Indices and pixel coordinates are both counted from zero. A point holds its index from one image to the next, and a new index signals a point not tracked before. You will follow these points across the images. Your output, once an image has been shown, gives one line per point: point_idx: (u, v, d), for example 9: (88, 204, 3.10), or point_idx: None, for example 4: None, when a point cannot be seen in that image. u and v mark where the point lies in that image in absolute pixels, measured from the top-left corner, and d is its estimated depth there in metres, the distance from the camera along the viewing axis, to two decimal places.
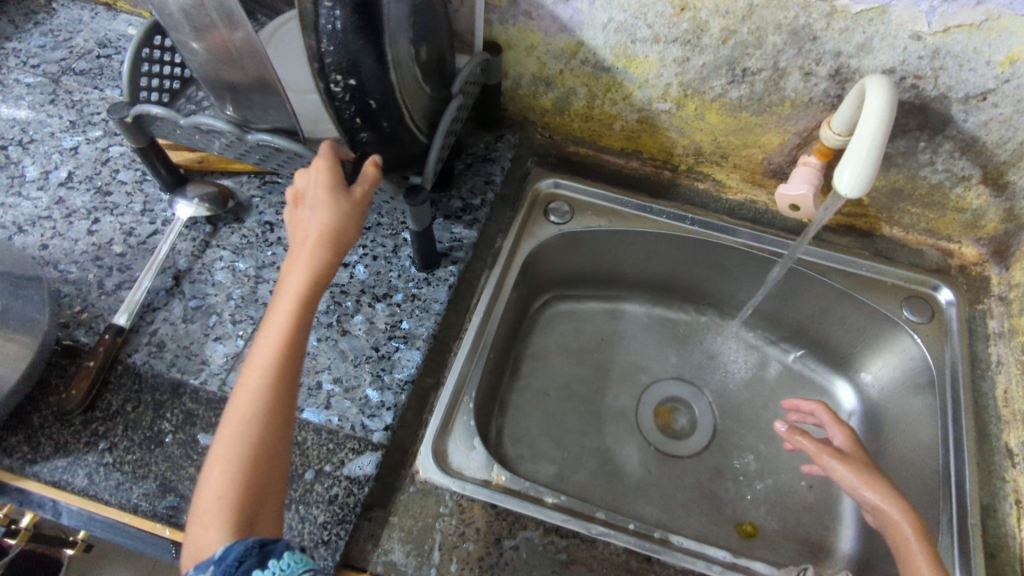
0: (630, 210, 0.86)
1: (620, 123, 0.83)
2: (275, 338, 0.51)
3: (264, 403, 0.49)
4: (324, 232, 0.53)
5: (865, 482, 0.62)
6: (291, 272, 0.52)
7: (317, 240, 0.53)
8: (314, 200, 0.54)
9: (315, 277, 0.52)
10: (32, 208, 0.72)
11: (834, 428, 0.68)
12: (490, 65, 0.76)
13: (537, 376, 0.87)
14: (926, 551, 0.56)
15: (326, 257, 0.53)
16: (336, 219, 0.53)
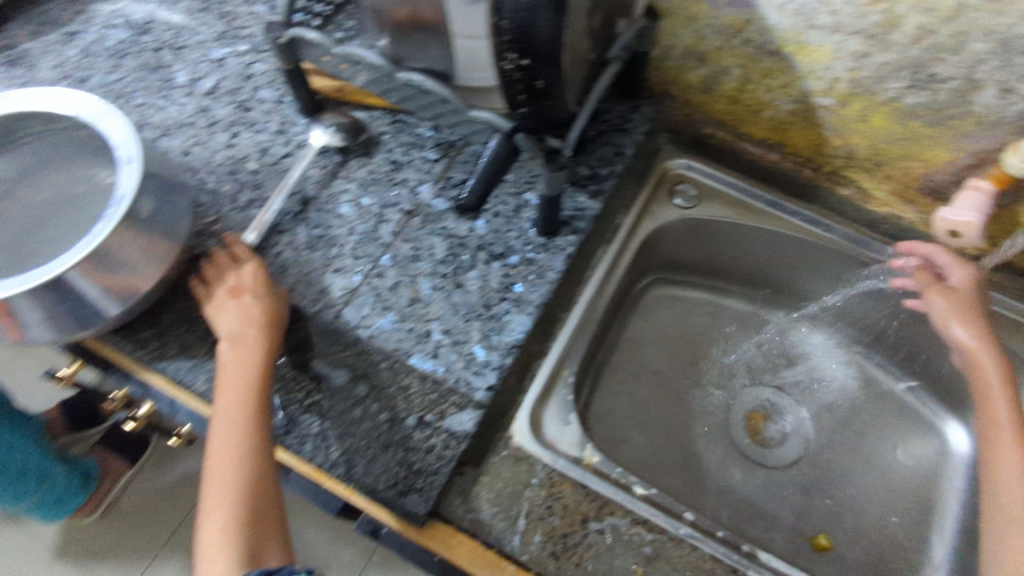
0: (761, 205, 0.82)
1: (769, 112, 0.78)
2: (234, 426, 0.55)
3: (246, 485, 0.54)
4: (263, 318, 0.60)
5: (963, 321, 0.69)
6: (235, 363, 0.58)
7: (247, 324, 0.59)
8: (254, 290, 0.61)
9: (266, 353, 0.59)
10: (178, 113, 0.74)
11: (956, 269, 0.73)
12: (647, 32, 0.71)
13: (631, 358, 0.85)
14: (1008, 404, 0.64)
15: (270, 336, 0.60)
16: (263, 305, 0.61)
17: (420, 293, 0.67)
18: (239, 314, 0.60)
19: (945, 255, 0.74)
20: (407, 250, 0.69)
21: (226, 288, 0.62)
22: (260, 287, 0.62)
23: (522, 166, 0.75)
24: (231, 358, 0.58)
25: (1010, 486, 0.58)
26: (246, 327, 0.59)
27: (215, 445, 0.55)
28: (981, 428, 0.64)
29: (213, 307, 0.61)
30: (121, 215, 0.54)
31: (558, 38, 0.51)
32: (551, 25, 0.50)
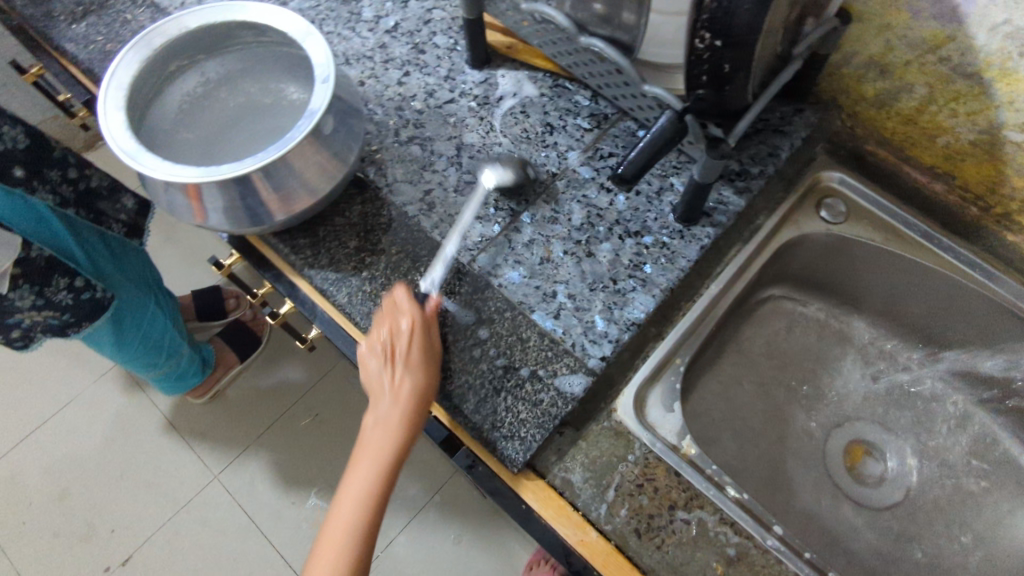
0: (914, 235, 0.77)
1: (947, 139, 0.73)
2: (355, 506, 0.55)
3: (342, 575, 0.53)
4: (410, 398, 0.57)
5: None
6: (377, 437, 0.56)
7: (394, 402, 0.57)
8: (409, 363, 0.58)
9: (401, 437, 0.56)
10: (361, 45, 0.79)
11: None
12: (834, 34, 0.68)
13: (739, 363, 0.83)
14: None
15: (409, 420, 0.57)
16: (418, 380, 0.58)
17: (552, 254, 0.69)
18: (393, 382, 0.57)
19: None
20: (547, 211, 0.71)
21: (384, 350, 0.59)
22: (421, 361, 0.59)
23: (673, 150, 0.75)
24: (370, 431, 0.56)
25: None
26: (393, 404, 0.56)
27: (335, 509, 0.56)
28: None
29: (369, 365, 0.59)
30: (310, 129, 0.58)
31: (758, 21, 0.51)
32: (755, 6, 0.50)
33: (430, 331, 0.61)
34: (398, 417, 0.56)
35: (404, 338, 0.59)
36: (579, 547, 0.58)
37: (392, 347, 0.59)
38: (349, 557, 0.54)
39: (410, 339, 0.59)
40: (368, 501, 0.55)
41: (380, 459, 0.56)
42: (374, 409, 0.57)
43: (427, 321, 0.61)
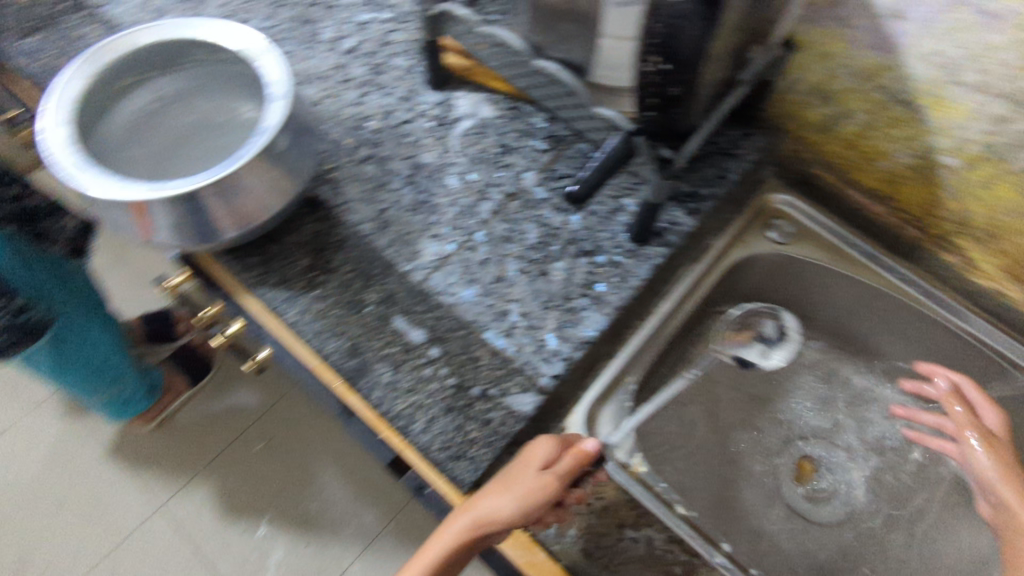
0: (858, 255, 0.80)
1: (887, 162, 0.76)
2: None
3: None
4: (483, 514, 0.53)
5: (989, 455, 0.71)
6: (449, 525, 0.55)
7: (475, 506, 0.54)
8: (509, 482, 0.55)
9: (454, 540, 0.54)
10: (319, 65, 0.80)
11: (987, 410, 0.75)
12: (778, 61, 0.72)
13: (692, 380, 0.84)
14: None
15: (471, 530, 0.54)
16: (505, 508, 0.53)
17: (506, 273, 0.69)
18: (484, 502, 0.54)
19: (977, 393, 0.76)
20: (503, 229, 0.72)
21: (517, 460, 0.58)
22: (527, 489, 0.54)
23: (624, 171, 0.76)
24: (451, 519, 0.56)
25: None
26: (471, 506, 0.54)
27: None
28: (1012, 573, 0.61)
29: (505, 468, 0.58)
30: (262, 146, 0.59)
31: (700, 47, 0.52)
32: (698, 32, 0.51)
33: (553, 482, 0.55)
34: (463, 536, 0.54)
35: (520, 474, 0.55)
36: (526, 568, 0.58)
37: (525, 457, 0.57)
38: None
39: (521, 477, 0.55)
40: None
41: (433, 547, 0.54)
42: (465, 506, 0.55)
43: (557, 473, 0.55)
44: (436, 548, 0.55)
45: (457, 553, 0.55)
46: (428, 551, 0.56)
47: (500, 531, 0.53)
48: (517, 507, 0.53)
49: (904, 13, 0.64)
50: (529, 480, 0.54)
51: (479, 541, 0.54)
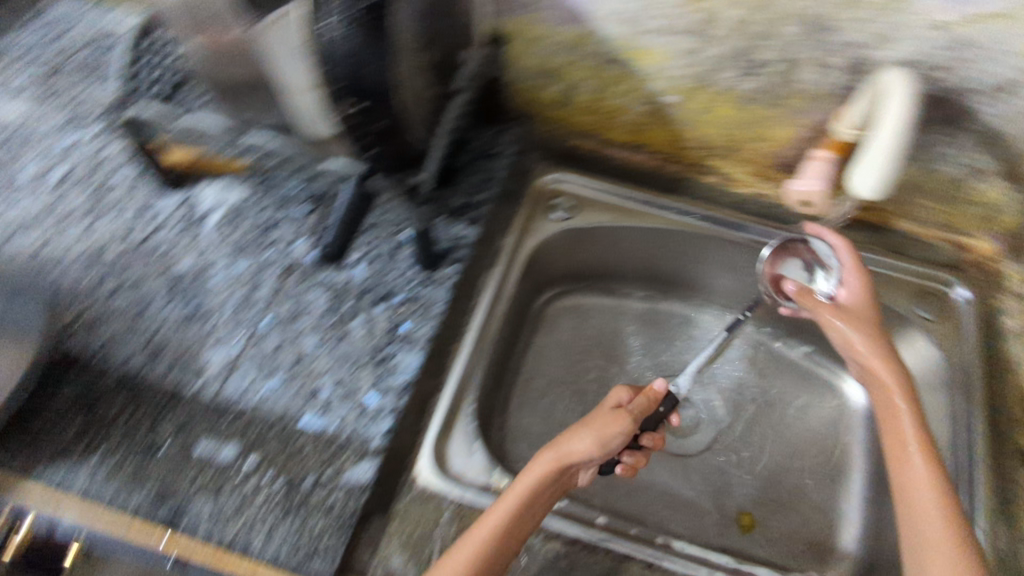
0: (636, 204, 0.85)
1: (627, 116, 0.81)
2: (477, 532, 0.54)
3: None
4: (567, 453, 0.61)
5: (858, 328, 0.66)
6: (534, 469, 0.59)
7: (557, 450, 0.61)
8: (600, 427, 0.64)
9: (539, 481, 0.58)
10: (29, 209, 0.72)
11: (851, 276, 0.69)
12: (493, 58, 0.76)
13: (539, 372, 0.86)
14: (912, 417, 0.61)
15: (563, 465, 0.60)
16: (589, 443, 0.62)
17: (304, 350, 0.66)
18: (568, 442, 0.62)
19: (846, 253, 0.70)
20: (287, 308, 0.68)
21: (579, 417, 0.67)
22: (608, 429, 0.64)
23: (391, 205, 0.75)
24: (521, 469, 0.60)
25: (926, 529, 0.55)
26: (554, 450, 0.61)
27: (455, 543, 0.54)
28: (889, 447, 0.61)
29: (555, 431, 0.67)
30: None
31: (386, 80, 0.51)
32: (377, 67, 0.49)
33: (625, 419, 0.66)
34: (552, 468, 0.60)
35: (603, 418, 0.65)
36: None
37: (591, 414, 0.67)
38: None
39: (619, 420, 0.65)
40: (495, 530, 0.54)
41: (524, 485, 0.58)
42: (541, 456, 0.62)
43: (628, 413, 0.67)
44: (528, 481, 0.58)
45: (543, 496, 0.59)
46: (499, 501, 0.57)
47: (579, 462, 0.62)
48: (595, 441, 0.63)
49: None
50: (613, 423, 0.65)
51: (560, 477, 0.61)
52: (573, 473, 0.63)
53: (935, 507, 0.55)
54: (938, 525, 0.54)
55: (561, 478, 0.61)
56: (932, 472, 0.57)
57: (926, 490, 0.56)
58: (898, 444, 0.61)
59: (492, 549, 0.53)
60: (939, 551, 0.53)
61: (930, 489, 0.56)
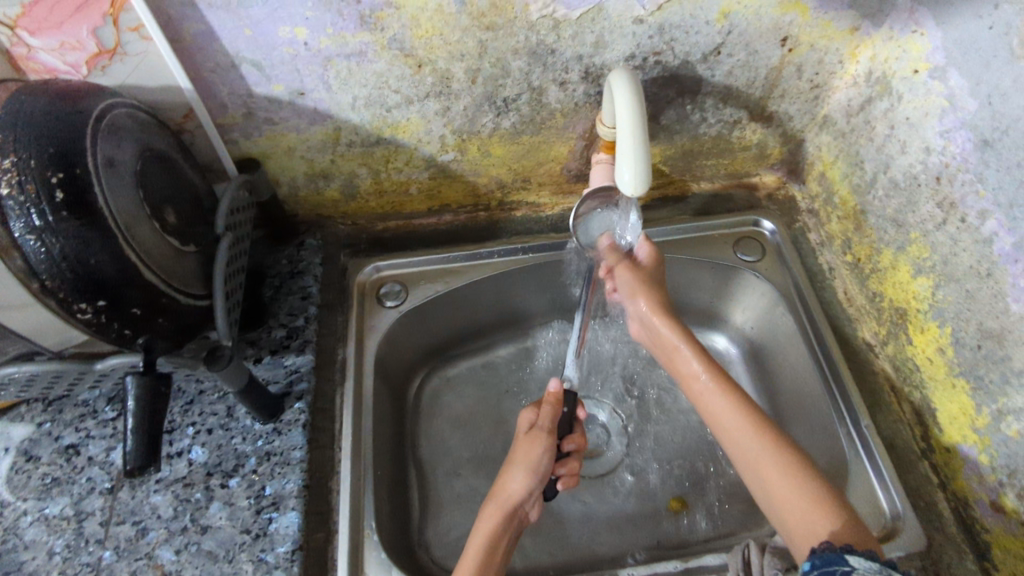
0: (462, 262, 0.83)
1: (416, 186, 0.80)
2: None
3: None
4: (502, 499, 0.62)
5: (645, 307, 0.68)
6: (477, 530, 0.61)
7: (494, 499, 0.63)
8: (524, 454, 0.64)
9: (487, 539, 0.60)
10: None
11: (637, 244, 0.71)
12: (255, 183, 0.71)
13: (440, 460, 0.80)
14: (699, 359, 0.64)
15: (505, 514, 0.62)
16: (518, 480, 0.63)
17: (164, 567, 0.57)
18: (504, 489, 0.63)
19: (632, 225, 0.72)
20: (126, 532, 0.59)
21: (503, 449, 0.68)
22: (530, 450, 0.64)
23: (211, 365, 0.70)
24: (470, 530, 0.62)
25: (751, 454, 0.57)
26: (491, 501, 0.63)
27: None
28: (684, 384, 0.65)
29: None
30: None
31: (123, 262, 0.47)
32: (107, 254, 0.46)
33: (541, 434, 0.65)
34: (498, 516, 0.61)
35: (521, 448, 0.65)
36: None
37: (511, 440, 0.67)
38: None
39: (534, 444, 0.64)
40: None
41: (473, 549, 0.59)
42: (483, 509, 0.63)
43: (542, 427, 0.65)
44: (477, 544, 0.59)
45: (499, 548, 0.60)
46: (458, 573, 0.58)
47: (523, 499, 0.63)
48: (524, 474, 0.63)
49: (302, 88, 0.64)
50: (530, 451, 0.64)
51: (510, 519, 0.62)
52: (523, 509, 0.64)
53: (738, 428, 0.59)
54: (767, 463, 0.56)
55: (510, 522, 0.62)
56: (728, 396, 0.61)
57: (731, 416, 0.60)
58: (693, 383, 0.64)
59: None
60: (760, 454, 0.57)
61: (743, 419, 0.59)
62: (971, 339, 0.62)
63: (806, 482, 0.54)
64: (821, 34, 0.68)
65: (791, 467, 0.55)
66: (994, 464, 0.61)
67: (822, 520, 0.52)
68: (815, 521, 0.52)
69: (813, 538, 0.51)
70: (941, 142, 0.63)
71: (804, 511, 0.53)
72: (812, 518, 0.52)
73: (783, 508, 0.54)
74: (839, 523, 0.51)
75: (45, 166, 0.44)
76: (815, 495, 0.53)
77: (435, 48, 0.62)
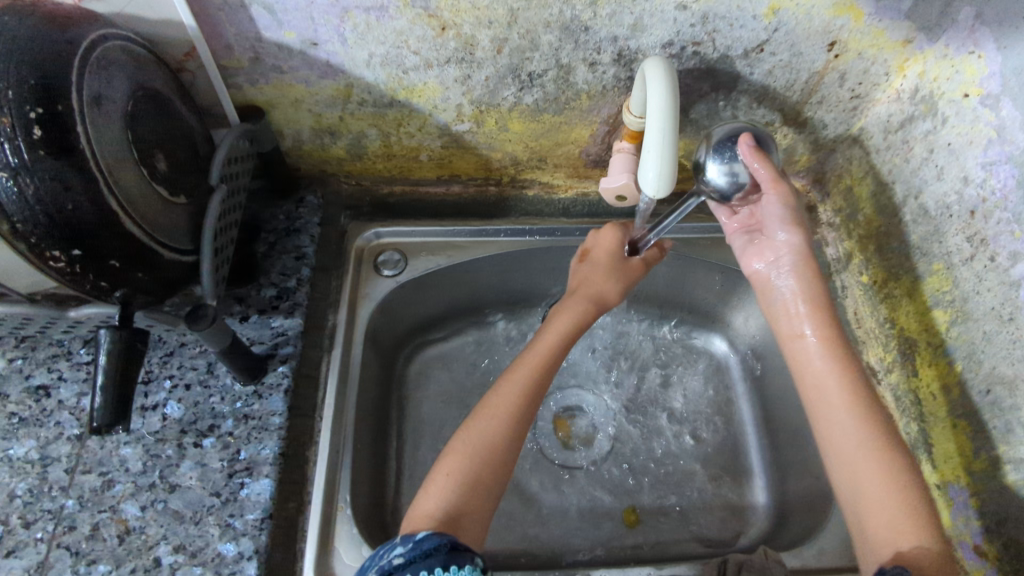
0: (466, 238, 0.80)
1: (426, 153, 0.76)
2: (522, 394, 0.58)
3: (471, 471, 0.54)
4: (591, 297, 0.67)
5: (760, 255, 0.62)
6: (556, 333, 0.64)
7: (586, 295, 0.67)
8: (620, 264, 0.68)
9: (569, 332, 0.64)
10: None
11: (778, 188, 0.56)
12: (256, 134, 0.67)
13: (423, 435, 0.79)
14: (822, 328, 0.58)
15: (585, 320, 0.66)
16: (612, 287, 0.67)
17: (128, 522, 0.56)
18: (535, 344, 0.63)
19: (762, 168, 0.55)
20: (92, 482, 0.58)
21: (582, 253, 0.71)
22: (626, 268, 0.68)
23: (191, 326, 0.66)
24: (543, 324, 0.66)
25: (849, 445, 0.53)
26: (579, 299, 0.67)
27: (497, 394, 0.59)
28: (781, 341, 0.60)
29: (574, 266, 0.70)
30: None
31: (105, 211, 0.44)
32: (88, 201, 0.43)
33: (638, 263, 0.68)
34: (585, 309, 0.66)
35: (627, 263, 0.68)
36: None
37: (606, 246, 0.69)
38: (501, 444, 0.56)
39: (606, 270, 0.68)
40: (537, 377, 0.60)
41: (548, 345, 0.63)
42: (572, 301, 0.67)
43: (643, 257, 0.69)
44: (559, 330, 0.64)
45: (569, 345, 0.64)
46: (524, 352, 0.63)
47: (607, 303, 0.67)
48: (621, 286, 0.68)
49: (316, 39, 0.60)
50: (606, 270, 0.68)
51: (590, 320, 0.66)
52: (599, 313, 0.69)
53: (848, 416, 0.53)
54: (867, 457, 0.52)
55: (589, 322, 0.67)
56: (844, 381, 0.55)
57: (839, 400, 0.54)
58: (796, 345, 0.58)
59: (529, 416, 0.58)
60: (861, 451, 0.52)
61: (851, 404, 0.54)
62: (981, 382, 0.60)
63: (905, 487, 0.50)
64: (871, 43, 0.64)
65: (897, 470, 0.51)
66: (986, 508, 0.59)
67: (907, 534, 0.48)
68: (901, 534, 0.48)
69: (890, 549, 0.48)
70: (981, 174, 0.59)
71: (886, 512, 0.50)
72: (900, 527, 0.49)
73: (866, 507, 0.51)
74: (926, 544, 0.48)
75: (24, 99, 0.40)
76: (907, 504, 0.49)
77: (461, 11, 0.58)
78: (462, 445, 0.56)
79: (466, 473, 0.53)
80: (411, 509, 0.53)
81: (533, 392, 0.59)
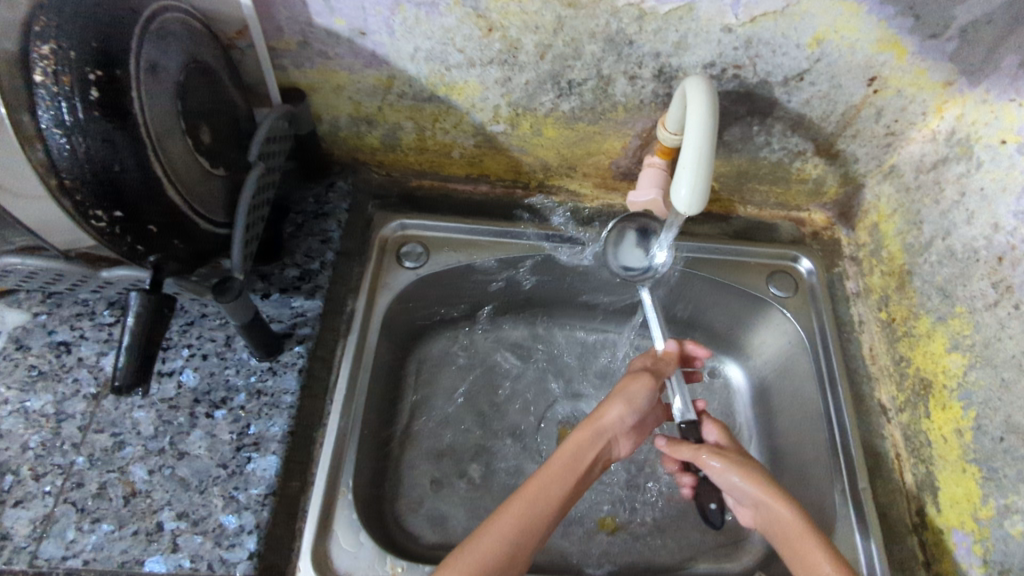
0: (489, 238, 0.80)
1: (458, 150, 0.77)
2: (561, 482, 0.58)
3: (508, 542, 0.53)
4: (598, 420, 0.63)
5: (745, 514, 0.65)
6: (568, 450, 0.60)
7: (593, 418, 0.63)
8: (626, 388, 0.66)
9: (582, 450, 0.61)
10: None
11: (676, 445, 0.68)
12: (296, 116, 0.68)
13: (428, 429, 0.79)
14: (812, 539, 0.58)
15: (593, 442, 0.62)
16: (613, 409, 0.64)
17: (134, 484, 0.57)
18: (559, 449, 0.61)
19: (682, 446, 0.68)
20: (103, 442, 0.58)
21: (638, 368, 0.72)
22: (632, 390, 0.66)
23: (213, 312, 0.67)
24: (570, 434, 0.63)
25: None
26: (596, 415, 0.64)
27: (544, 471, 0.58)
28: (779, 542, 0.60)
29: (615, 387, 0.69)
30: None
31: (150, 176, 0.46)
32: (135, 165, 0.44)
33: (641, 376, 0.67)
34: (585, 430, 0.62)
35: (636, 376, 0.68)
36: None
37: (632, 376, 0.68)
38: (538, 523, 0.55)
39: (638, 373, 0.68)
40: (574, 472, 0.59)
41: (572, 443, 0.61)
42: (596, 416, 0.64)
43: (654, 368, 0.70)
44: (571, 449, 0.61)
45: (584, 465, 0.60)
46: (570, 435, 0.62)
47: (610, 426, 0.63)
48: (625, 404, 0.64)
49: (364, 28, 0.61)
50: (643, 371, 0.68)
51: (591, 448, 0.61)
52: (613, 442, 0.64)
53: None
54: None
55: (595, 450, 0.62)
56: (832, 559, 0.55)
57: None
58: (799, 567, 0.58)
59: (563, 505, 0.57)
60: None
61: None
62: (994, 429, 0.60)
63: None
64: (911, 82, 0.64)
65: None
66: (988, 555, 0.59)
67: None
68: None
69: None
70: (1013, 222, 0.59)
71: None
72: None
73: None
74: None
75: (84, 60, 0.41)
76: None
77: (510, 14, 0.59)
78: (496, 529, 0.54)
79: (502, 546, 0.53)
80: (446, 566, 0.52)
81: (569, 484, 0.58)
